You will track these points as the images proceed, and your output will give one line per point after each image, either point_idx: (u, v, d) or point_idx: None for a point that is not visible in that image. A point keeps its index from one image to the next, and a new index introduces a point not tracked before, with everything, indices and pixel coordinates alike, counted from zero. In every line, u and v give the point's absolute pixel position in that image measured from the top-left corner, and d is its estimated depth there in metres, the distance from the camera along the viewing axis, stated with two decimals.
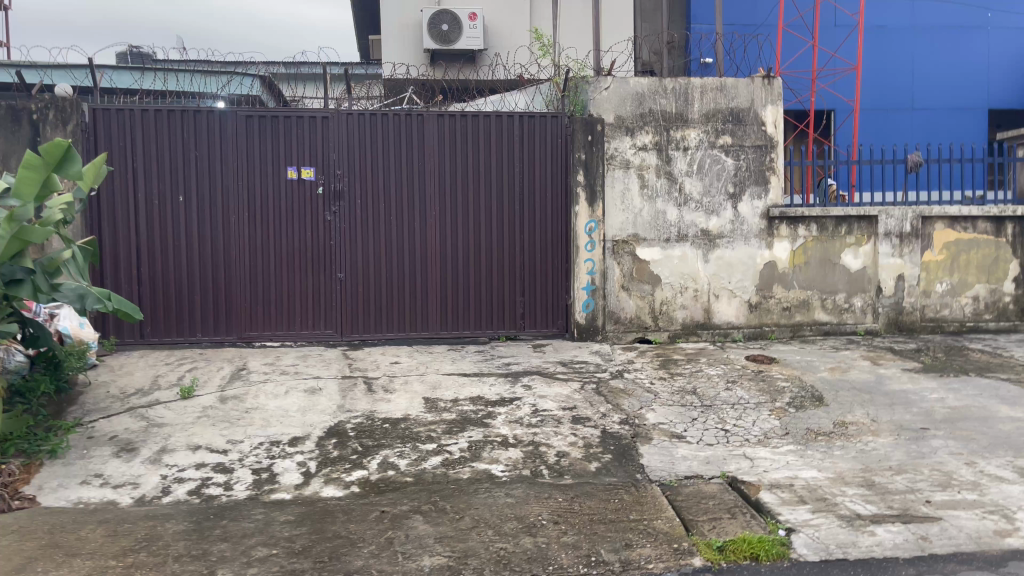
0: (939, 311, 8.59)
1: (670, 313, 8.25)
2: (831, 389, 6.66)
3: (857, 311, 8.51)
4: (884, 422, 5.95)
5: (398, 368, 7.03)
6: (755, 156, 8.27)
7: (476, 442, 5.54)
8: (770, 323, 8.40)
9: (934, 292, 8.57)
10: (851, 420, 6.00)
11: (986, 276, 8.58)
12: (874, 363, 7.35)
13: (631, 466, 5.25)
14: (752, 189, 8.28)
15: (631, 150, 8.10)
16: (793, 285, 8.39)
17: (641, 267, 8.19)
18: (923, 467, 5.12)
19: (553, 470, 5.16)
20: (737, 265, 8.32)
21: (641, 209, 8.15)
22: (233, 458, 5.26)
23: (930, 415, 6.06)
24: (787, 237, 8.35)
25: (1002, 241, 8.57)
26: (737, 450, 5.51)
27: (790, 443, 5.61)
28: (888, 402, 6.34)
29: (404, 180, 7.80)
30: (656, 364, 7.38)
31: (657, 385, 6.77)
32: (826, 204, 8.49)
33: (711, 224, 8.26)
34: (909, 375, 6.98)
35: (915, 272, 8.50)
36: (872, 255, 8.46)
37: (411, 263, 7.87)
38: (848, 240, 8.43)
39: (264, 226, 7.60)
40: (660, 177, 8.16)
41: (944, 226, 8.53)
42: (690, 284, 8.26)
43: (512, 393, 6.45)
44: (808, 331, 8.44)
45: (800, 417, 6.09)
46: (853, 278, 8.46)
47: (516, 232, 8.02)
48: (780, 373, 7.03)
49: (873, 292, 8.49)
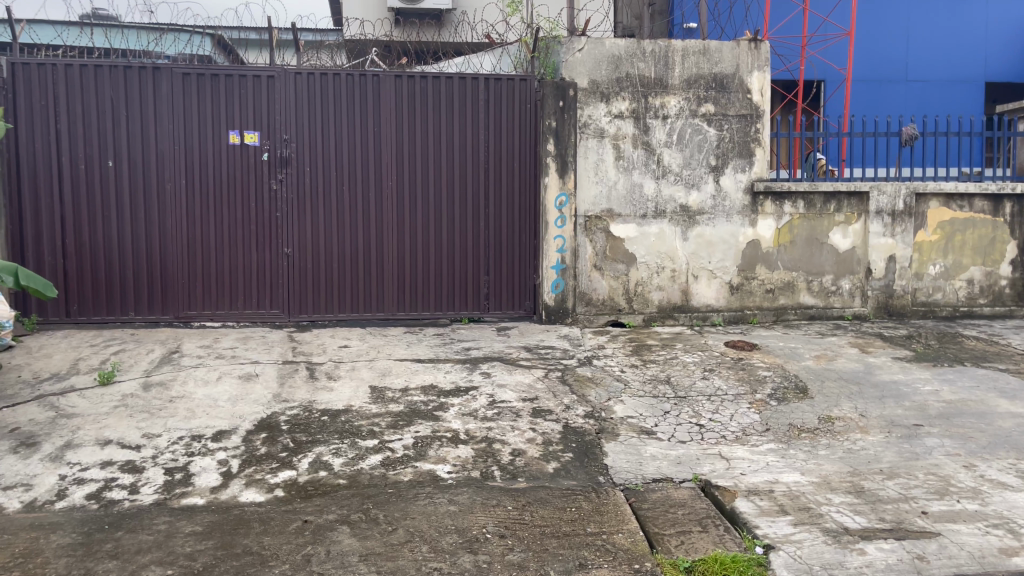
0: (932, 294, 8.08)
1: (645, 294, 7.69)
2: (816, 379, 6.13)
3: (845, 294, 7.98)
4: (874, 418, 5.42)
5: (347, 353, 6.44)
6: (740, 126, 7.68)
7: (423, 439, 4.97)
8: (752, 307, 7.86)
9: (927, 275, 8.05)
10: (838, 415, 5.47)
11: (982, 258, 8.08)
12: (863, 351, 6.83)
13: (594, 467, 4.70)
14: (735, 161, 7.70)
15: (606, 117, 7.48)
16: (777, 266, 7.85)
17: (615, 244, 7.61)
18: (917, 470, 4.60)
19: (505, 471, 4.60)
20: (717, 244, 7.76)
21: (616, 181, 7.55)
22: (146, 455, 4.66)
23: (924, 410, 5.54)
24: (772, 214, 7.79)
25: (999, 221, 8.05)
26: (712, 449, 4.97)
27: (771, 442, 5.07)
28: (877, 395, 5.82)
29: (357, 146, 7.16)
30: (628, 350, 6.83)
31: (628, 374, 6.22)
32: (814, 179, 7.92)
33: (691, 199, 7.68)
34: (900, 365, 6.46)
35: (908, 252, 7.97)
36: (862, 234, 7.92)
37: (365, 238, 7.25)
38: (837, 218, 7.87)
39: (203, 196, 6.96)
40: (636, 148, 7.55)
41: (938, 204, 8.00)
42: (667, 263, 7.70)
43: (468, 382, 5.88)
44: (792, 315, 7.91)
45: (783, 411, 5.56)
46: (841, 259, 7.93)
47: (481, 206, 7.42)
48: (761, 361, 6.50)
49: (862, 273, 7.96)
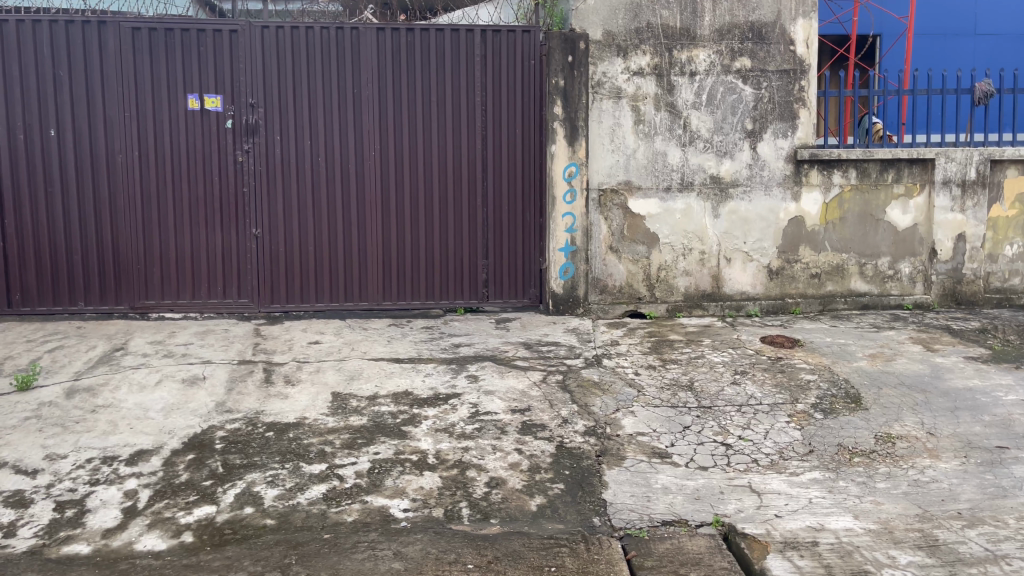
0: (1007, 280, 6.90)
1: (669, 281, 6.67)
2: (871, 385, 5.07)
3: (904, 279, 6.85)
4: (945, 438, 4.36)
5: (316, 351, 5.55)
6: (781, 84, 6.56)
7: (381, 463, 4.06)
8: (794, 294, 6.79)
9: (1003, 256, 6.87)
10: (900, 434, 4.42)
11: None
12: (927, 349, 5.72)
13: (589, 503, 3.74)
14: (775, 125, 6.60)
15: (623, 75, 6.43)
16: (824, 247, 6.76)
17: (634, 222, 6.59)
18: (1008, 515, 3.55)
19: (476, 510, 3.66)
20: (754, 222, 6.68)
21: (634, 149, 6.51)
22: (40, 485, 3.82)
23: (1009, 427, 4.45)
24: (819, 186, 6.68)
25: None
26: (740, 479, 3.98)
27: (816, 470, 4.05)
28: (949, 406, 4.74)
29: (334, 111, 6.23)
30: (646, 347, 5.82)
31: (643, 377, 5.23)
32: (869, 145, 6.78)
33: (723, 169, 6.60)
34: (974, 366, 5.35)
35: (980, 230, 6.80)
36: (926, 209, 6.78)
37: (345, 218, 6.35)
38: (896, 191, 6.74)
39: (160, 170, 6.11)
40: (659, 110, 6.49)
41: (1017, 173, 6.80)
42: (695, 244, 6.66)
43: (451, 388, 4.95)
44: (841, 304, 6.81)
45: (830, 426, 4.53)
46: (900, 238, 6.80)
47: (477, 180, 6.46)
48: (804, 362, 5.46)
49: (926, 255, 6.83)
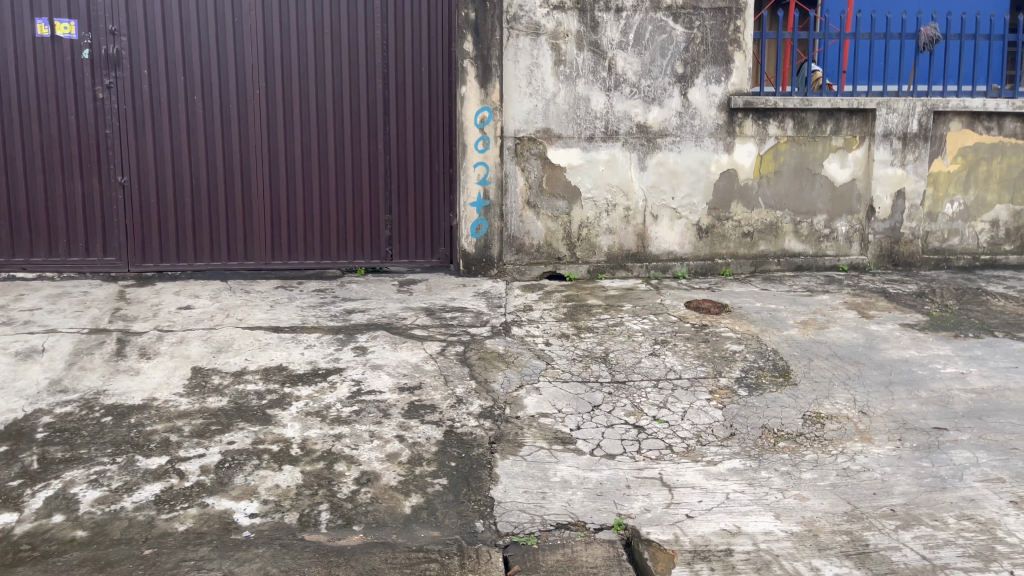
0: (946, 240, 6.52)
1: (591, 239, 6.12)
2: (801, 357, 4.61)
3: (840, 238, 6.42)
4: (878, 418, 3.93)
5: (185, 317, 4.86)
6: (715, 23, 5.97)
7: (234, 456, 3.44)
8: (725, 255, 6.31)
9: (942, 214, 6.48)
10: (830, 414, 3.97)
11: (1009, 194, 6.49)
12: (862, 315, 5.30)
13: (473, 502, 3.19)
14: (708, 69, 6.03)
15: (542, 9, 5.77)
16: (757, 203, 6.28)
17: (554, 174, 5.99)
18: (946, 513, 3.10)
19: (337, 514, 3.09)
20: (683, 175, 6.14)
21: (554, 94, 5.89)
22: None
23: (947, 405, 4.04)
24: (752, 137, 6.17)
25: None
26: (650, 469, 3.48)
27: (735, 458, 3.57)
28: (884, 381, 4.31)
29: (210, 42, 5.47)
30: (561, 313, 5.28)
31: (553, 349, 4.69)
32: (807, 93, 6.26)
33: (651, 117, 6.03)
34: (911, 335, 4.94)
35: (920, 186, 6.38)
36: (865, 163, 6.33)
37: (226, 165, 5.63)
38: (834, 143, 6.27)
39: (6, 110, 5.37)
40: (582, 50, 5.87)
41: (960, 126, 6.37)
42: (619, 200, 6.10)
43: (332, 362, 4.33)
44: (774, 265, 6.36)
45: (755, 405, 4.06)
46: (837, 194, 6.35)
47: (377, 125, 5.77)
48: (730, 330, 4.98)
49: (863, 212, 6.40)
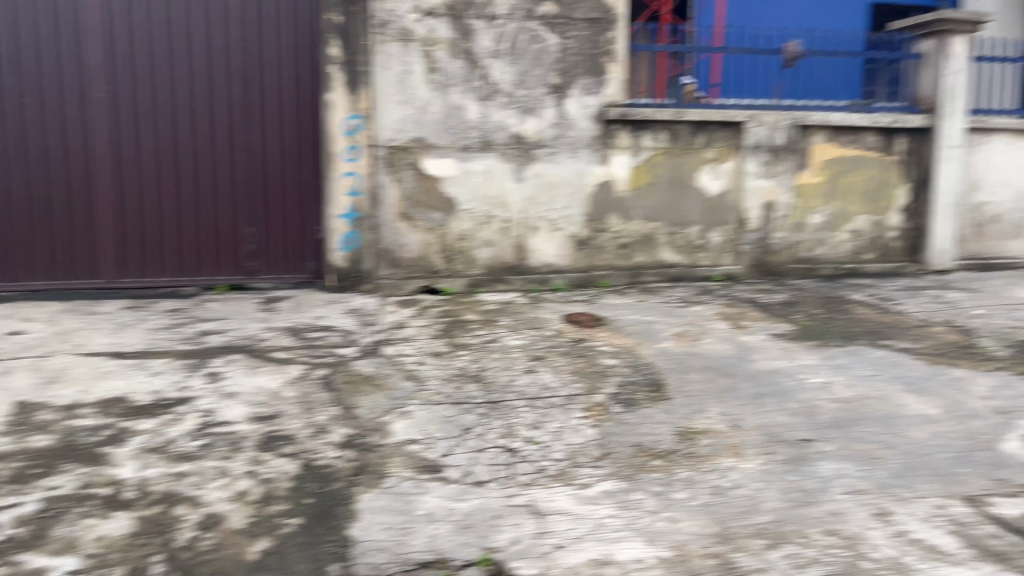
0: (813, 250, 6.71)
1: (468, 252, 5.95)
2: (676, 370, 4.58)
3: (714, 249, 6.51)
4: (749, 432, 3.92)
5: (14, 344, 4.37)
6: (589, 34, 5.93)
7: (56, 504, 3.05)
8: (603, 266, 6.27)
9: (809, 225, 6.66)
10: (702, 429, 3.93)
11: (869, 205, 6.76)
12: (735, 326, 5.35)
13: (328, 543, 2.94)
14: (583, 80, 5.98)
15: (413, 15, 5.57)
16: (634, 214, 6.27)
17: (429, 185, 5.79)
18: (813, 528, 3.08)
19: (172, 565, 2.77)
20: (560, 187, 6.07)
21: (427, 102, 5.70)
22: None
23: (814, 416, 4.08)
24: (628, 149, 6.16)
25: (891, 160, 6.74)
26: (521, 496, 3.32)
27: (609, 481, 3.46)
28: (755, 393, 4.33)
29: (54, 51, 5.36)
30: (436, 330, 5.08)
31: (425, 368, 4.48)
32: (680, 105, 6.32)
33: (527, 128, 5.92)
34: (780, 346, 5.01)
35: (787, 197, 6.55)
36: (736, 175, 6.44)
37: (72, 178, 5.49)
38: (706, 155, 6.34)
39: None
40: (454, 58, 5.70)
41: (824, 139, 6.57)
42: (496, 212, 5.96)
43: (182, 391, 3.97)
44: (650, 276, 6.37)
45: (629, 422, 3.97)
46: (710, 206, 6.43)
47: (235, 137, 5.64)
48: (607, 344, 4.91)
49: (735, 224, 6.50)
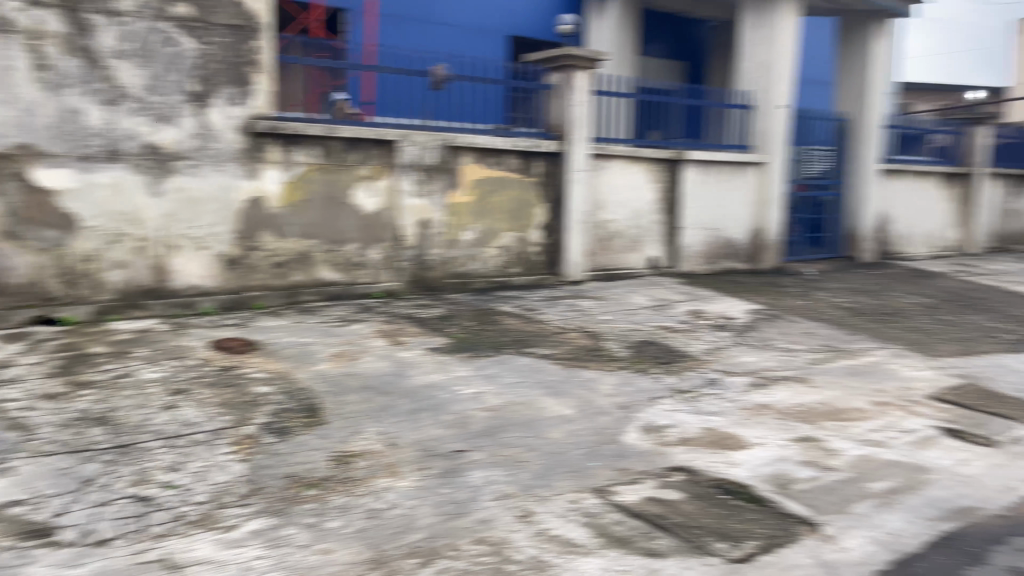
0: (466, 265, 7.01)
1: (96, 276, 5.26)
2: (332, 393, 4.45)
3: (372, 266, 6.50)
4: (405, 448, 3.90)
5: None
6: (230, 41, 5.59)
7: None
8: (257, 287, 5.93)
9: (461, 241, 6.95)
10: (358, 451, 3.82)
11: (513, 222, 7.27)
12: (392, 342, 5.37)
13: None
14: (225, 90, 5.62)
15: (12, 3, 4.82)
16: (288, 232, 6.04)
17: (41, 200, 5.05)
18: (464, 540, 3.11)
19: None
20: (204, 203, 5.64)
21: (35, 105, 4.97)
22: None
23: (466, 426, 4.20)
24: (278, 164, 5.93)
25: (530, 181, 7.33)
26: (153, 550, 2.94)
27: (257, 519, 3.19)
28: (411, 409, 4.35)
29: None
30: (53, 367, 4.39)
31: (36, 414, 3.83)
32: (332, 121, 6.22)
33: (162, 137, 5.41)
34: (436, 359, 5.13)
35: (440, 215, 6.78)
36: (390, 193, 6.51)
37: None
38: (361, 172, 6.32)
39: None
40: (69, 56, 5.03)
41: (471, 160, 6.92)
42: (129, 230, 5.37)
43: None
44: (308, 296, 6.17)
45: (282, 453, 3.74)
46: (366, 223, 6.41)
47: None
48: (258, 370, 4.63)
49: (392, 241, 6.55)
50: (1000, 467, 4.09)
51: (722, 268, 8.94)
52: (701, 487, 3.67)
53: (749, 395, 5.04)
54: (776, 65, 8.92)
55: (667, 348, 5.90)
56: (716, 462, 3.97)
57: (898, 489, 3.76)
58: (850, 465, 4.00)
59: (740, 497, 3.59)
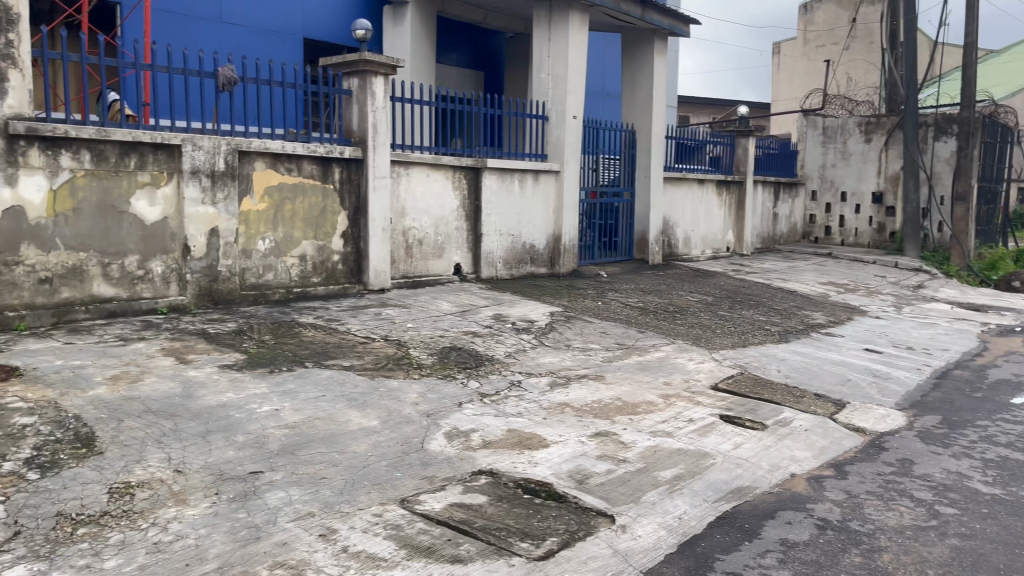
0: (261, 276, 6.69)
1: None
2: (109, 419, 4.07)
3: (156, 280, 6.05)
4: (194, 474, 3.62)
5: None
6: None
7: None
8: (17, 306, 5.32)
9: (256, 251, 6.64)
10: (140, 481, 3.49)
11: (312, 231, 7.04)
12: (179, 361, 5.01)
13: None
14: None
15: None
16: (55, 244, 5.51)
17: None
18: (260, 566, 2.92)
19: None
20: None
21: None
22: None
23: (262, 446, 4.00)
24: (41, 169, 5.39)
25: (329, 188, 7.14)
26: None
27: (17, 566, 2.80)
28: (201, 431, 4.08)
29: None
30: None
31: None
32: (104, 122, 5.74)
33: None
34: (228, 377, 4.84)
35: (232, 224, 6.41)
36: (175, 201, 6.10)
37: None
38: (140, 179, 5.89)
39: None
40: None
41: (264, 166, 6.63)
42: None
43: None
44: (81, 313, 5.63)
45: (47, 488, 3.36)
46: (148, 233, 5.97)
47: None
48: (20, 399, 4.14)
49: (179, 251, 6.14)
50: (768, 449, 4.50)
51: (523, 272, 9.20)
52: (505, 489, 3.73)
53: (549, 395, 5.20)
54: (569, 78, 9.28)
55: (472, 352, 5.96)
56: (518, 463, 4.06)
57: (683, 475, 4.03)
58: (641, 456, 4.24)
59: (541, 496, 3.69)
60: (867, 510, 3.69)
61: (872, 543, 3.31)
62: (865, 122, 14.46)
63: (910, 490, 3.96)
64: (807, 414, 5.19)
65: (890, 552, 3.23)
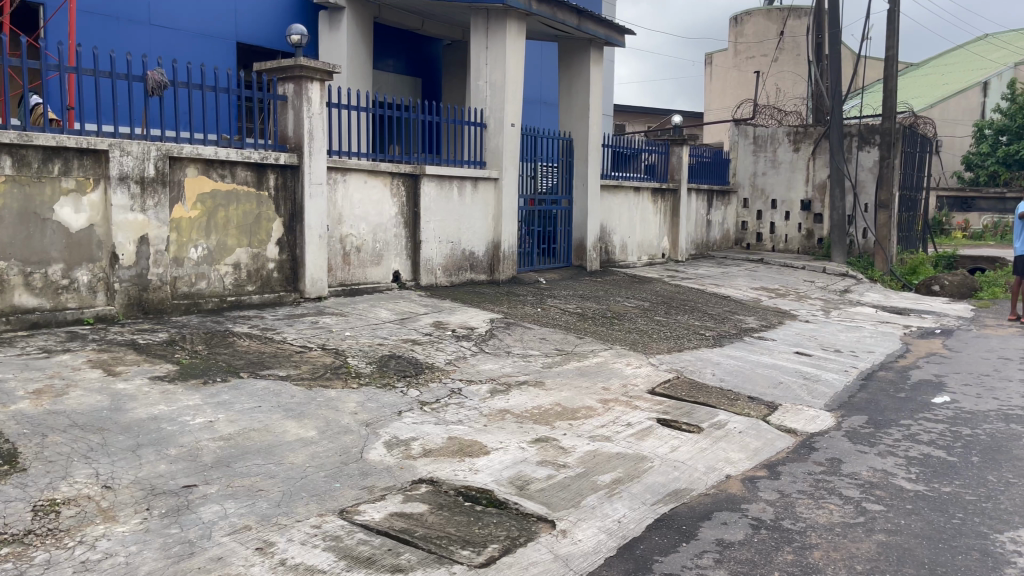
0: (194, 284, 6.53)
1: None
2: (32, 435, 3.91)
3: (82, 289, 5.85)
4: (123, 489, 3.51)
5: None
6: None
7: None
8: None
9: (188, 259, 6.48)
10: (66, 498, 3.37)
11: (246, 238, 6.91)
12: (107, 373, 4.85)
13: None
14: None
15: None
16: None
17: None
18: None
19: None
20: None
21: None
22: None
23: (196, 459, 3.90)
24: None
25: (263, 195, 7.02)
26: None
27: None
28: (131, 445, 3.95)
29: None
30: None
31: None
32: (25, 127, 5.54)
33: None
34: (159, 389, 4.70)
35: (162, 232, 6.23)
36: (103, 208, 5.92)
37: None
38: (64, 185, 5.71)
39: None
40: None
41: (196, 172, 6.48)
42: None
43: None
44: (1, 324, 5.40)
45: None
46: (73, 241, 5.79)
47: None
48: None
49: (105, 260, 5.95)
50: (703, 451, 4.59)
51: (462, 279, 9.19)
52: (445, 497, 3.72)
53: (489, 402, 5.21)
54: (507, 86, 9.32)
55: (411, 360, 5.93)
56: (459, 470, 4.05)
57: (622, 479, 4.08)
58: (580, 461, 4.28)
59: (482, 503, 3.70)
60: (798, 508, 3.80)
61: (803, 540, 3.41)
62: (794, 132, 14.91)
63: (839, 488, 4.09)
64: (741, 417, 5.31)
65: (821, 549, 3.33)
